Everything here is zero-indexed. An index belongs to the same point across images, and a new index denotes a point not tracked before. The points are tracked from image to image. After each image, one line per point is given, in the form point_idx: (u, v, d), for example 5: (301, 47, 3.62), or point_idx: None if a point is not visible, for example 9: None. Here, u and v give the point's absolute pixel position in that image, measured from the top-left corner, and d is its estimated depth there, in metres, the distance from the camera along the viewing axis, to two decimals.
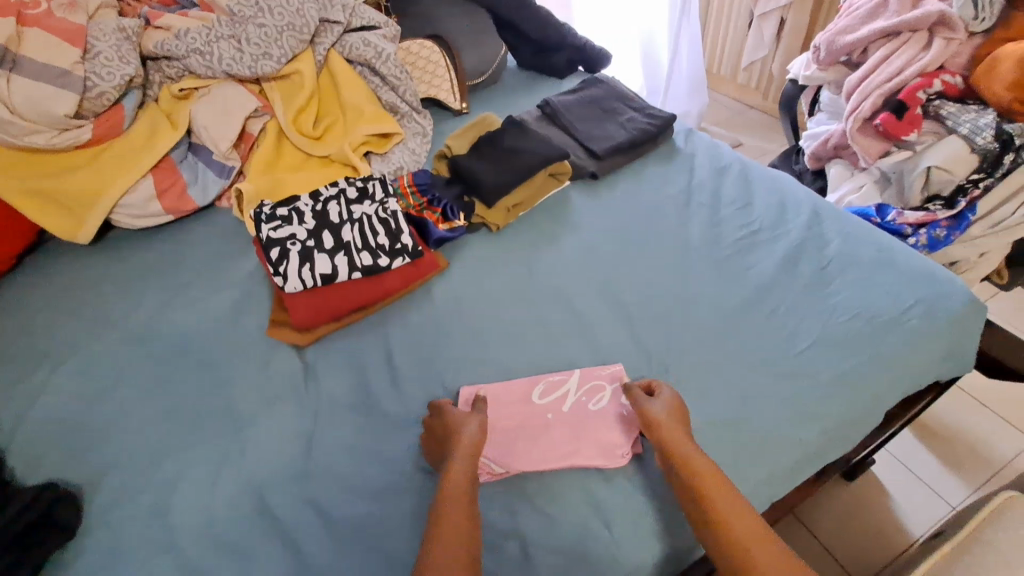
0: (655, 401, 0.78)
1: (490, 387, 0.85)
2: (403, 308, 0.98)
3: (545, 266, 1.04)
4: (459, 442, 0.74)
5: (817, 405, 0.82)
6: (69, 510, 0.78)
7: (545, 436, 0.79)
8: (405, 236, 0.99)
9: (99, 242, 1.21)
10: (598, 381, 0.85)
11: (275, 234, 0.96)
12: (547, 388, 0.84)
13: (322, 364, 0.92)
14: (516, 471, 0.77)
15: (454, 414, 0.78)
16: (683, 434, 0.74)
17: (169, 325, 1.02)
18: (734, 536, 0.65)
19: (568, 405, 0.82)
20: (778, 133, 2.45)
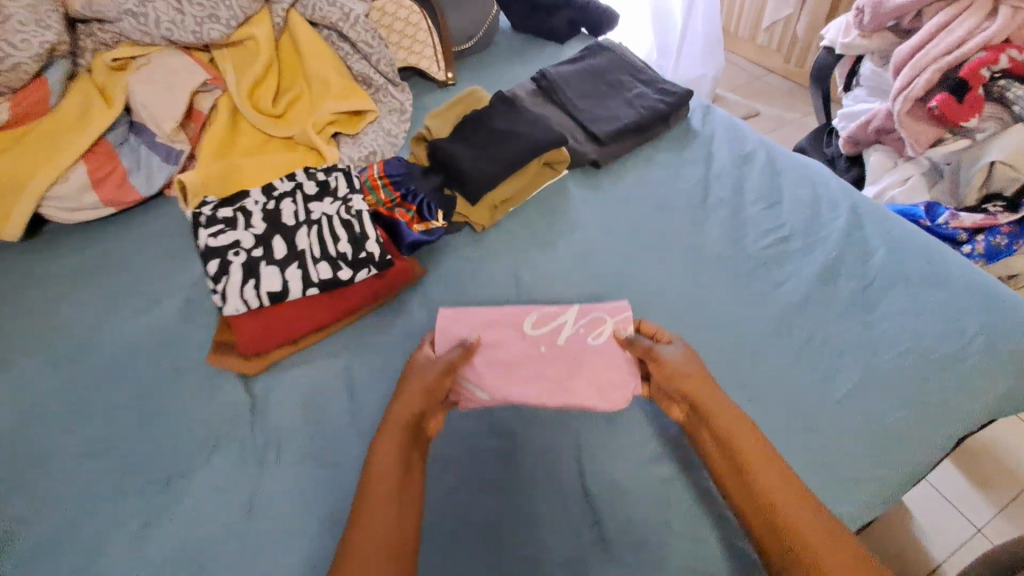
0: (671, 346, 0.74)
1: (478, 315, 0.81)
2: (369, 328, 0.85)
3: (535, 275, 0.89)
4: (413, 383, 0.71)
5: (863, 462, 0.67)
6: None
7: (536, 368, 0.78)
8: (371, 243, 0.84)
9: (30, 238, 1.06)
10: (598, 314, 0.81)
11: (214, 241, 0.81)
12: (541, 318, 0.82)
13: (275, 396, 0.79)
14: (503, 400, 0.76)
15: (420, 355, 0.75)
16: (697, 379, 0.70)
17: (99, 341, 0.88)
18: (735, 442, 0.64)
19: (564, 336, 0.80)
20: (799, 102, 2.24)
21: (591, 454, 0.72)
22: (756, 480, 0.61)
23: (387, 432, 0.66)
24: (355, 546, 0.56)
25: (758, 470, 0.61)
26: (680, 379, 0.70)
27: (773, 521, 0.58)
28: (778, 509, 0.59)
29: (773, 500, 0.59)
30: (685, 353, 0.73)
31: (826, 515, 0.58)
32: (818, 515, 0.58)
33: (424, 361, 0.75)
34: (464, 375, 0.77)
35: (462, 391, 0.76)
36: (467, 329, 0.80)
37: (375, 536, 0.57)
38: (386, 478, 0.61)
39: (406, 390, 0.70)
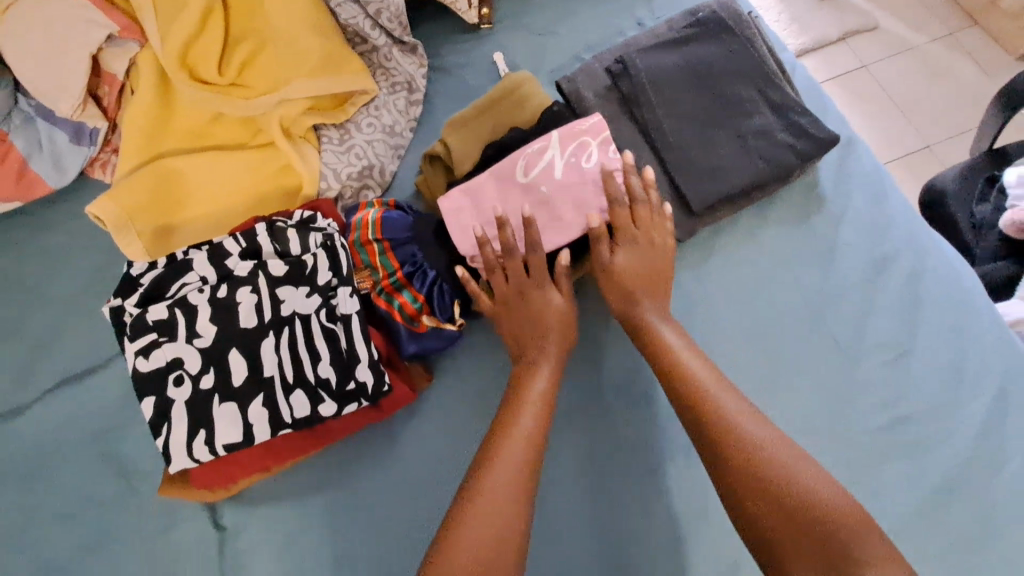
0: (630, 248, 0.68)
1: (470, 187, 0.71)
2: (358, 460, 0.67)
3: (571, 405, 0.71)
4: (549, 323, 0.66)
5: None
6: None
7: (552, 214, 0.69)
8: (361, 368, 0.62)
9: None
10: (581, 137, 0.70)
11: (147, 364, 0.60)
12: (528, 163, 0.69)
13: (243, 538, 0.66)
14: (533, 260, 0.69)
15: (554, 294, 0.67)
16: (652, 295, 0.68)
17: (22, 420, 0.71)
18: (704, 414, 0.59)
19: (558, 170, 0.69)
20: (950, 11, 1.60)
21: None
22: (725, 440, 0.57)
23: (535, 370, 0.64)
24: (485, 471, 0.56)
25: (728, 441, 0.57)
26: (633, 285, 0.67)
27: (737, 475, 0.55)
28: (753, 478, 0.54)
29: (763, 475, 0.54)
30: (647, 253, 0.68)
31: (808, 468, 0.55)
32: (818, 472, 0.55)
33: (553, 294, 0.67)
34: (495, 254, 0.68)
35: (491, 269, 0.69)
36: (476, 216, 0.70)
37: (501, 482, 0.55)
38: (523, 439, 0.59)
39: (535, 323, 0.66)
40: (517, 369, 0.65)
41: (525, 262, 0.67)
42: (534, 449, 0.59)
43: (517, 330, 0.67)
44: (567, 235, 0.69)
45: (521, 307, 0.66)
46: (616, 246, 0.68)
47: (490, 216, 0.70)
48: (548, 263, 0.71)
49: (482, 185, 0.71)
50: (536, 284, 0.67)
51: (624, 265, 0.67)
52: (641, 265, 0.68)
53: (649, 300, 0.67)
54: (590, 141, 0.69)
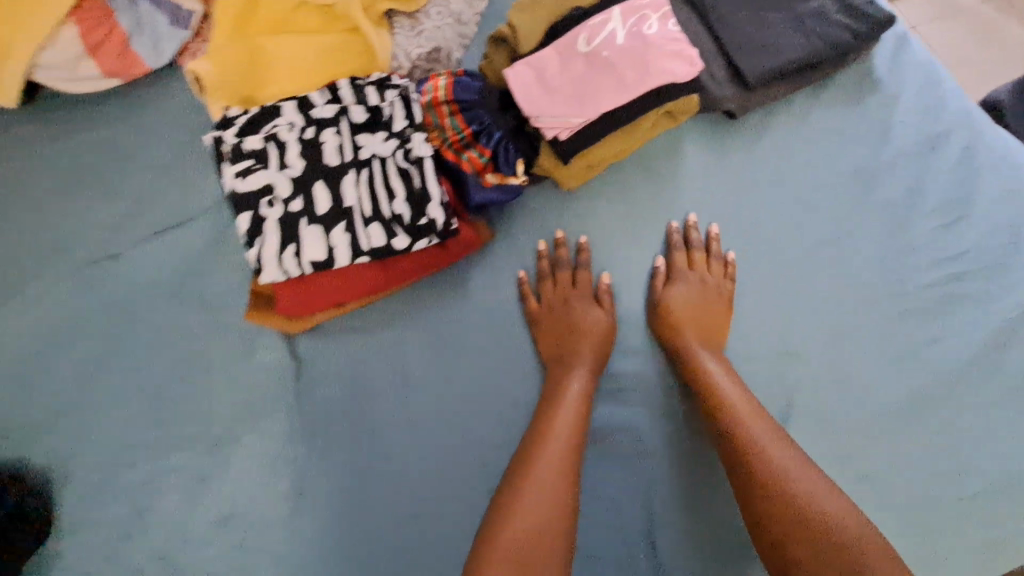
0: (685, 284, 0.73)
1: (533, 60, 0.75)
2: (424, 303, 0.73)
3: (622, 267, 0.76)
4: (587, 337, 0.70)
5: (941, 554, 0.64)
6: (39, 501, 0.70)
7: (613, 75, 0.71)
8: (433, 206, 0.69)
9: (33, 109, 0.89)
10: (641, 12, 0.74)
11: (243, 186, 0.66)
12: (589, 35, 0.74)
13: (318, 366, 0.72)
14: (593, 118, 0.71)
15: (596, 309, 0.72)
16: (703, 327, 0.71)
17: (124, 265, 0.79)
18: (737, 444, 0.63)
19: (619, 37, 0.72)
20: None
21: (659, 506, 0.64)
22: (752, 467, 0.61)
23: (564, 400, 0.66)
24: (520, 492, 0.61)
25: (763, 470, 0.60)
26: (684, 317, 0.71)
27: (760, 499, 0.59)
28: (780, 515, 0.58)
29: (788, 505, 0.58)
30: (701, 288, 0.72)
31: (838, 501, 0.58)
32: (842, 504, 0.57)
33: (592, 313, 0.72)
34: (555, 113, 0.72)
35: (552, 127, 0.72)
36: (538, 82, 0.74)
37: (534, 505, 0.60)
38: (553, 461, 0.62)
39: (572, 341, 0.70)
40: (550, 384, 0.69)
41: (573, 278, 0.74)
42: (572, 467, 0.63)
43: (555, 340, 0.71)
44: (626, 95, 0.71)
45: (562, 316, 0.71)
46: (671, 281, 0.73)
47: (551, 80, 0.73)
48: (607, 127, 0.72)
49: (545, 57, 0.75)
50: (580, 298, 0.73)
51: (677, 298, 0.72)
52: (694, 299, 0.72)
53: (698, 329, 0.70)
54: (649, 13, 0.74)
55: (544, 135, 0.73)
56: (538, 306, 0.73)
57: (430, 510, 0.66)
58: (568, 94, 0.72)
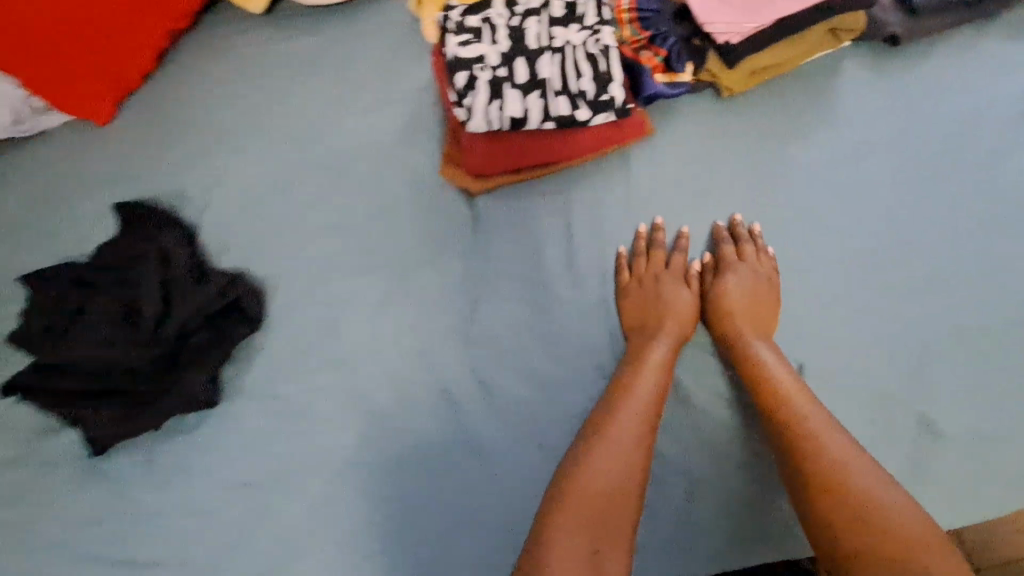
0: (737, 274, 0.77)
1: None
2: (590, 179, 0.83)
3: (773, 167, 0.83)
4: (669, 313, 0.77)
5: None
6: (254, 299, 0.83)
7: None
8: (615, 87, 0.79)
9: (270, 13, 1.09)
10: None
11: (462, 52, 0.79)
12: None
13: (494, 221, 0.84)
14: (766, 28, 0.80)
15: (668, 284, 0.78)
16: (754, 318, 0.75)
17: (334, 131, 0.95)
18: (794, 442, 0.67)
19: None
20: None
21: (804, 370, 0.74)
22: (810, 461, 0.66)
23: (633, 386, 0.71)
24: (585, 471, 0.67)
25: (815, 468, 0.65)
26: (739, 314, 0.76)
27: (816, 493, 0.65)
28: (841, 502, 0.63)
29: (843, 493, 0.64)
30: (754, 281, 0.76)
31: (892, 493, 0.63)
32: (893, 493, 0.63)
33: (672, 285, 0.78)
34: (733, 21, 0.80)
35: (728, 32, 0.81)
36: None
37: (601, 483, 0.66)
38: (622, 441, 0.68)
39: (651, 316, 0.76)
40: (629, 353, 0.74)
41: (671, 259, 0.80)
42: (647, 433, 0.69)
43: (634, 315, 0.77)
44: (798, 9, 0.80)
45: (650, 286, 0.77)
46: (722, 274, 0.78)
47: None
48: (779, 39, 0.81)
49: None
50: (672, 277, 0.79)
51: (730, 291, 0.77)
52: (747, 291, 0.76)
53: (750, 320, 0.75)
54: None
55: (714, 41, 0.82)
56: (629, 280, 0.79)
57: (595, 347, 0.76)
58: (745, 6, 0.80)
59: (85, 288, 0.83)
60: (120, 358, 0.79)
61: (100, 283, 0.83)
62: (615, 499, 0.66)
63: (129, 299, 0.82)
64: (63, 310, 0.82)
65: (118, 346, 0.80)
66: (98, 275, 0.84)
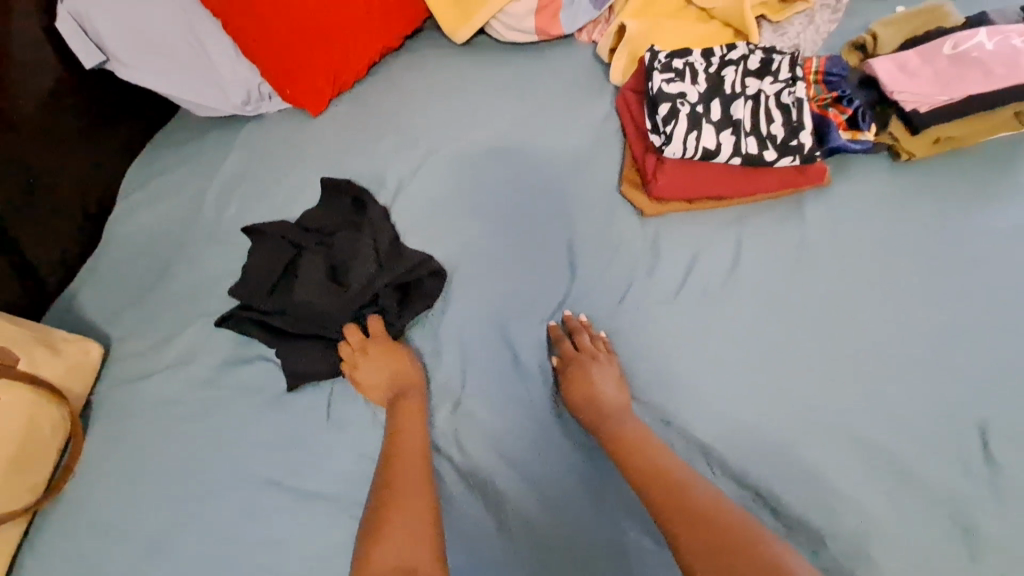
0: (606, 364, 0.78)
1: (898, 55, 0.90)
2: (763, 215, 0.88)
3: (954, 228, 0.83)
4: (407, 386, 0.83)
5: None
6: (434, 279, 0.89)
7: (983, 69, 0.85)
8: (805, 134, 0.86)
9: (468, 45, 1.24)
10: (1008, 30, 0.89)
11: (665, 88, 0.88)
12: (956, 41, 0.89)
13: (665, 240, 0.89)
14: (958, 100, 0.86)
15: (385, 355, 0.85)
16: (619, 402, 0.75)
17: (517, 145, 1.05)
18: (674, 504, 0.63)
19: (985, 44, 0.87)
20: None
21: (1000, 426, 0.69)
22: (692, 511, 0.62)
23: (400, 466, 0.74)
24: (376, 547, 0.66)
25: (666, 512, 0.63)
26: (594, 400, 0.75)
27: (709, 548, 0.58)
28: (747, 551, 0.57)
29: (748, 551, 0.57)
30: (609, 365, 0.78)
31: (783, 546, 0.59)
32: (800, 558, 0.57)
33: (401, 356, 0.85)
34: (925, 91, 0.86)
35: (920, 99, 0.86)
36: (908, 70, 0.89)
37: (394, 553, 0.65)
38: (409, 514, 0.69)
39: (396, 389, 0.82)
40: (393, 439, 0.78)
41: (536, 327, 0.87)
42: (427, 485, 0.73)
43: (377, 387, 0.83)
44: (993, 86, 0.85)
45: (390, 372, 0.84)
46: (589, 360, 0.78)
47: (919, 70, 0.88)
48: (969, 112, 0.85)
49: (912, 55, 0.90)
50: (386, 346, 0.86)
51: (598, 376, 0.77)
52: (612, 377, 0.77)
53: (618, 404, 0.75)
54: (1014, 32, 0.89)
55: (900, 107, 0.88)
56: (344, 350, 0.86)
57: (762, 370, 0.76)
58: (935, 80, 0.87)
59: (293, 248, 0.93)
60: (322, 310, 0.87)
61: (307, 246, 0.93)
62: (416, 529, 0.67)
63: (334, 264, 0.92)
64: (274, 266, 0.92)
65: (320, 300, 0.87)
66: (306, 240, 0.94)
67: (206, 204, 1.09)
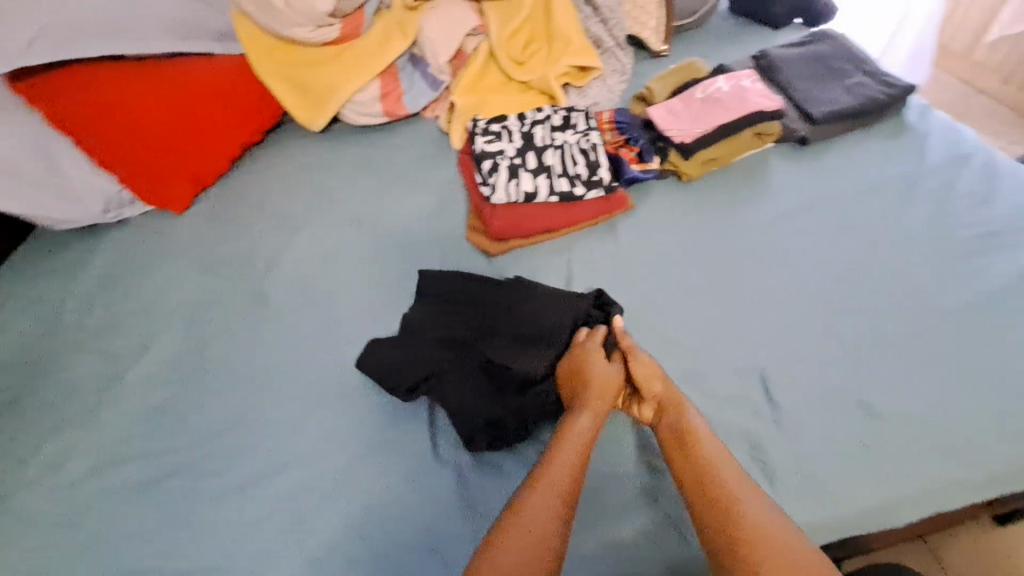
0: (640, 354, 0.84)
1: (665, 104, 1.15)
2: (585, 240, 1.04)
3: (729, 225, 1.03)
4: (591, 384, 0.81)
5: (1013, 426, 0.77)
6: (603, 307, 0.92)
7: (723, 106, 1.10)
8: (603, 170, 1.05)
9: (326, 132, 1.36)
10: (740, 76, 1.16)
11: (487, 147, 1.07)
12: (703, 89, 1.14)
13: (509, 273, 1.02)
14: (710, 130, 1.08)
15: (596, 361, 0.83)
16: (671, 410, 0.78)
17: (375, 213, 1.16)
18: (743, 529, 0.66)
19: (722, 87, 1.13)
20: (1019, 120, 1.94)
21: (781, 374, 0.85)
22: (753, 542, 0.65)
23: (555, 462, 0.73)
24: (506, 536, 0.66)
25: (737, 536, 0.65)
26: (667, 401, 0.79)
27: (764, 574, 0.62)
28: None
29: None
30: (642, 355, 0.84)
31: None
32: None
33: (592, 359, 0.84)
34: (685, 128, 1.09)
35: (683, 133, 1.09)
36: (673, 115, 1.12)
37: (527, 542, 0.65)
38: (548, 509, 0.68)
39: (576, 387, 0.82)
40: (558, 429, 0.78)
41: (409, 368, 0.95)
42: (571, 495, 0.70)
43: (570, 384, 0.84)
44: (732, 116, 1.08)
45: (576, 369, 0.84)
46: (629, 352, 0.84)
47: (679, 113, 1.12)
48: (721, 137, 1.08)
49: (676, 103, 1.14)
50: (602, 360, 0.84)
51: (636, 362, 0.83)
52: (644, 367, 0.82)
53: (693, 416, 0.78)
54: (744, 75, 1.16)
55: (673, 141, 1.09)
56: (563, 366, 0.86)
57: None
58: (691, 119, 1.10)
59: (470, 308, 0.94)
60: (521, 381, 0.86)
61: (464, 338, 0.92)
62: (545, 533, 0.67)
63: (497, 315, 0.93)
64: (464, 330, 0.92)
65: (523, 356, 0.88)
66: (457, 331, 0.93)
67: (69, 313, 1.09)
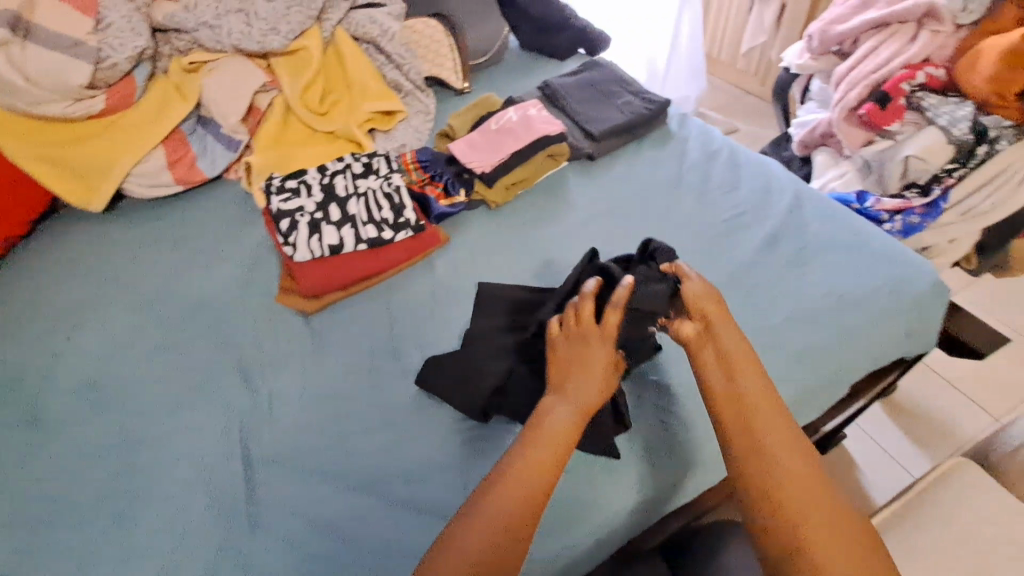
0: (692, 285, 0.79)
1: (465, 138, 1.20)
2: (402, 281, 1.04)
3: (535, 243, 1.09)
4: (592, 352, 0.72)
5: (779, 374, 0.89)
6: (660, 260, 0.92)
7: (513, 134, 1.18)
8: (408, 211, 1.06)
9: (110, 211, 1.22)
10: (528, 105, 1.26)
11: (284, 206, 1.04)
12: (496, 120, 1.22)
13: (328, 330, 0.98)
14: (506, 158, 1.15)
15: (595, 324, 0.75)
16: (720, 355, 0.71)
17: (174, 292, 1.06)
18: (769, 471, 0.60)
19: (511, 117, 1.22)
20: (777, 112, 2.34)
21: None
22: (777, 485, 0.59)
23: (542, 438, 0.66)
24: (475, 518, 0.60)
25: (756, 475, 0.60)
26: (703, 345, 0.72)
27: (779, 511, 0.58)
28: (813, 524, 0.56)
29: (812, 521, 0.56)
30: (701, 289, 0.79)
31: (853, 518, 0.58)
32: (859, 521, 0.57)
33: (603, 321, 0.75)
34: (484, 159, 1.15)
35: (483, 163, 1.15)
36: (472, 147, 1.18)
37: (500, 519, 0.59)
38: (531, 487, 0.62)
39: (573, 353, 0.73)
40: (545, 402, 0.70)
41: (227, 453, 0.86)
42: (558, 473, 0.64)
43: (565, 347, 0.75)
44: (524, 142, 1.16)
45: (575, 336, 0.75)
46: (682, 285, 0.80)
47: (477, 145, 1.18)
48: (518, 162, 1.15)
49: (474, 136, 1.20)
50: (602, 335, 0.74)
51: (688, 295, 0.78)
52: (697, 297, 0.78)
53: (740, 353, 0.71)
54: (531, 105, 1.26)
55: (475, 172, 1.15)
56: (558, 334, 0.77)
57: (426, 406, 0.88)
58: (488, 149, 1.17)
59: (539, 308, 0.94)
60: None
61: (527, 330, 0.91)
62: (524, 513, 0.60)
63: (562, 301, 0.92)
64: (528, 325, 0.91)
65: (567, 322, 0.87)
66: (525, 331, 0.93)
67: None
